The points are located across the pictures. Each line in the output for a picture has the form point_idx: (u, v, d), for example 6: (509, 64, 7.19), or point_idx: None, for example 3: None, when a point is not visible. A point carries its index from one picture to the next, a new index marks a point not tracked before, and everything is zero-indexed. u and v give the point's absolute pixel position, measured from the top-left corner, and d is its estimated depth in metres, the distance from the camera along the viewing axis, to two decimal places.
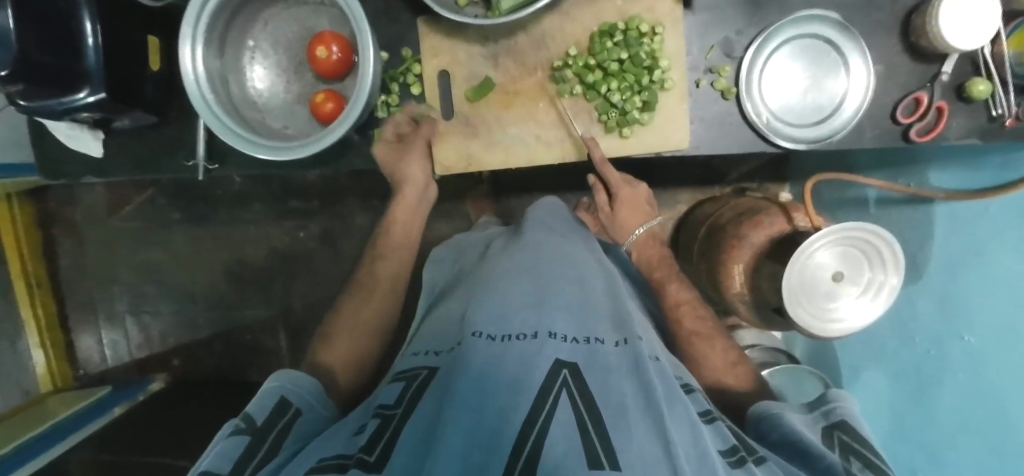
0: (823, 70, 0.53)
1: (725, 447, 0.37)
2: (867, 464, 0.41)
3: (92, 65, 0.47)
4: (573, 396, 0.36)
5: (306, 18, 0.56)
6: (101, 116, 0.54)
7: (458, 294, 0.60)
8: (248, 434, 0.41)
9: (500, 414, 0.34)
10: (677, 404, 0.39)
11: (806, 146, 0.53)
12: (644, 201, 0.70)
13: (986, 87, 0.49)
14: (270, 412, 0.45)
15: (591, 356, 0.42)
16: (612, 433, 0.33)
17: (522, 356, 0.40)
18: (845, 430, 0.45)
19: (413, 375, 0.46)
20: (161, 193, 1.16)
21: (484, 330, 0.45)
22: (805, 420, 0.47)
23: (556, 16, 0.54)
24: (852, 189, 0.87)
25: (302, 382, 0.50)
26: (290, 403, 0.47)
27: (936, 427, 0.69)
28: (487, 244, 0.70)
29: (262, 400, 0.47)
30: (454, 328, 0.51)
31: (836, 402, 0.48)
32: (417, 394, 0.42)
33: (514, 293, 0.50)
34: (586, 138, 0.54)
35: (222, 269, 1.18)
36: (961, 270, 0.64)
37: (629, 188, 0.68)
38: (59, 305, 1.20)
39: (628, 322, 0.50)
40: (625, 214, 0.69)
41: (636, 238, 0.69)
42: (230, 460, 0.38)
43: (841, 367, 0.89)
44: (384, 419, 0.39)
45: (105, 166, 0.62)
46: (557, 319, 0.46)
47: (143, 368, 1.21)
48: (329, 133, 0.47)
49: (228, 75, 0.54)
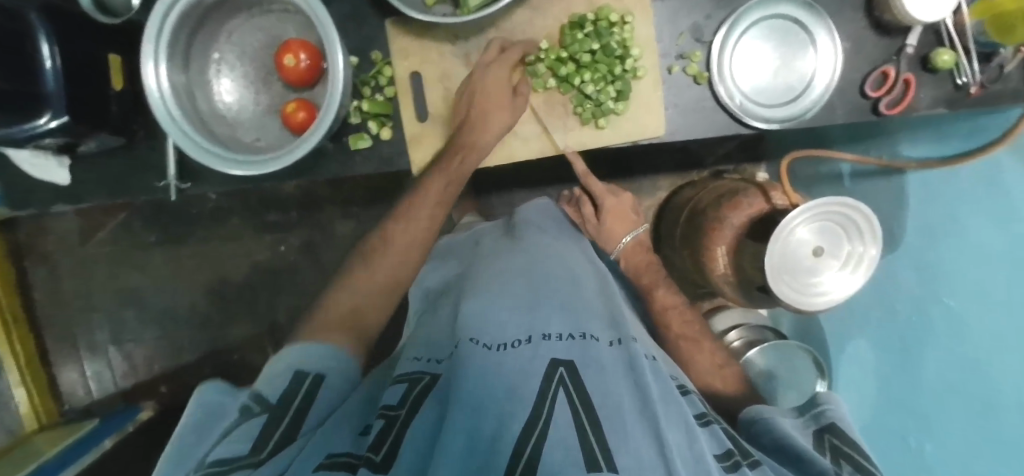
0: (791, 49, 0.54)
1: (720, 451, 0.37)
2: (857, 468, 0.40)
3: (52, 87, 0.45)
4: (571, 395, 0.37)
5: (272, 27, 0.55)
6: (66, 140, 0.52)
7: (452, 295, 0.60)
8: (265, 416, 0.39)
9: (500, 421, 0.34)
10: (672, 406, 0.39)
11: (778, 125, 0.53)
12: (630, 209, 0.72)
13: (950, 57, 0.51)
14: (286, 386, 0.43)
15: (585, 353, 0.42)
16: (609, 436, 0.33)
17: (518, 363, 0.40)
18: (835, 432, 0.45)
19: (415, 379, 0.44)
20: (135, 216, 1.13)
21: (480, 337, 0.44)
22: (795, 425, 0.47)
23: (526, 11, 0.54)
24: (825, 164, 0.88)
25: (314, 353, 0.47)
26: (309, 372, 0.45)
27: (925, 398, 0.68)
28: (478, 242, 0.71)
29: (275, 377, 0.44)
30: (447, 336, 0.51)
31: (826, 404, 0.49)
32: (419, 398, 0.41)
33: (508, 296, 0.50)
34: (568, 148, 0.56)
35: (204, 289, 1.16)
36: (939, 237, 0.67)
37: (614, 198, 0.70)
38: (38, 339, 1.17)
39: (622, 322, 0.50)
40: (611, 223, 0.71)
41: (624, 246, 0.70)
42: (245, 444, 0.36)
43: (828, 340, 0.91)
44: (388, 420, 0.38)
45: (73, 192, 0.61)
46: (551, 320, 0.46)
47: (130, 397, 1.19)
48: (302, 143, 0.46)
49: (194, 90, 0.52)
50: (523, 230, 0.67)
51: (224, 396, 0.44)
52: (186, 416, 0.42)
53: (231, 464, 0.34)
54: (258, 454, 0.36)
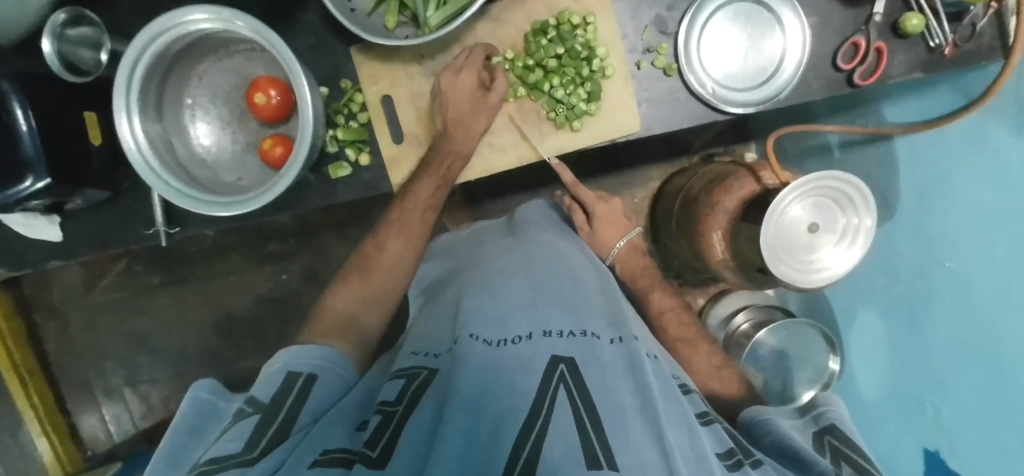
0: (759, 31, 0.54)
1: (723, 450, 0.37)
2: (858, 472, 0.40)
3: (31, 151, 0.46)
4: (571, 391, 0.37)
5: (240, 67, 0.55)
6: (52, 199, 0.53)
7: (451, 290, 0.59)
8: (257, 414, 0.39)
9: (498, 419, 0.33)
10: (674, 405, 0.39)
11: (754, 108, 0.53)
12: (621, 214, 0.71)
13: (919, 20, 0.50)
14: (279, 386, 0.43)
15: (585, 350, 0.42)
16: (611, 436, 0.33)
17: (518, 359, 0.40)
18: (834, 434, 0.45)
19: (412, 373, 0.45)
20: (136, 260, 1.14)
21: (480, 332, 0.44)
22: (796, 427, 0.46)
23: (489, 23, 0.54)
24: (814, 137, 0.88)
25: (309, 353, 0.47)
26: (300, 372, 0.45)
27: (932, 363, 0.67)
28: (483, 237, 0.70)
29: (269, 378, 0.44)
30: (448, 328, 0.51)
31: (826, 405, 0.48)
32: (419, 390, 0.41)
33: (508, 294, 0.50)
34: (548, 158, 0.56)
35: (211, 325, 1.17)
36: (936, 200, 0.64)
37: (604, 204, 0.70)
38: (55, 390, 1.18)
39: (623, 322, 0.50)
40: (603, 230, 0.70)
41: (618, 251, 0.70)
42: (241, 438, 0.36)
43: (835, 314, 0.91)
44: (386, 414, 0.38)
45: (66, 247, 0.61)
46: (551, 316, 0.46)
47: (150, 437, 1.20)
48: (280, 180, 0.46)
49: (171, 137, 0.53)
50: (520, 229, 0.66)
51: (220, 398, 0.44)
52: (180, 413, 0.43)
53: (225, 462, 0.33)
54: (252, 449, 0.36)
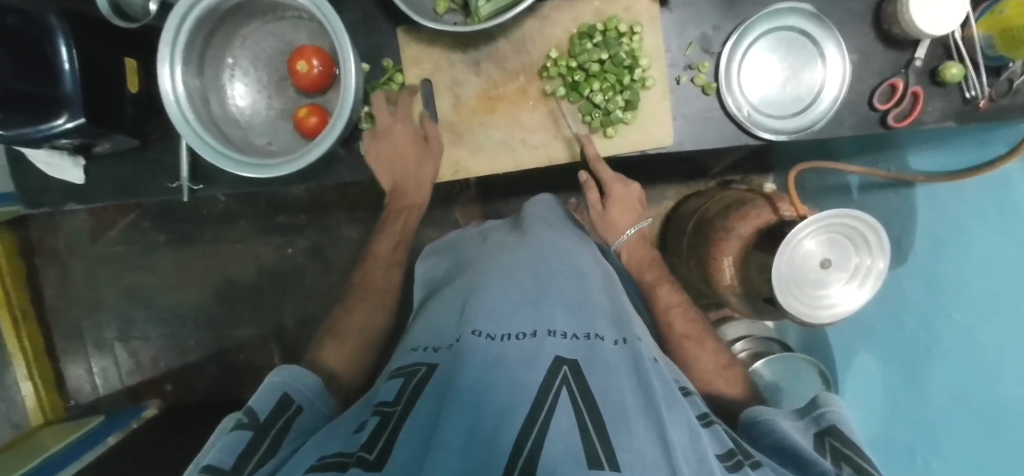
0: (800, 61, 0.54)
1: (723, 451, 0.37)
2: (858, 470, 0.38)
3: (69, 90, 0.47)
4: (573, 394, 0.35)
5: (285, 34, 0.56)
6: (81, 141, 0.53)
7: (455, 288, 0.58)
8: (249, 430, 0.39)
9: (500, 413, 0.33)
10: (676, 406, 0.39)
11: (787, 137, 0.54)
12: (635, 201, 0.68)
13: (959, 70, 0.51)
14: (274, 406, 0.44)
15: (589, 352, 0.41)
16: (613, 436, 0.32)
17: (522, 355, 0.39)
18: (835, 434, 0.43)
19: (412, 370, 0.44)
20: (145, 216, 1.14)
21: (483, 328, 0.43)
22: (795, 428, 0.45)
23: (536, 20, 0.55)
24: (834, 176, 0.87)
25: (303, 379, 0.49)
26: (293, 400, 0.46)
27: (927, 414, 0.67)
28: (486, 236, 0.69)
29: (265, 395, 0.45)
30: (453, 321, 0.49)
31: (829, 406, 0.46)
32: (416, 392, 0.40)
33: (513, 291, 0.49)
34: (579, 137, 0.55)
35: (211, 289, 1.16)
36: (946, 254, 0.64)
37: (622, 187, 0.67)
38: (47, 336, 1.18)
39: (626, 323, 0.49)
40: (616, 213, 0.68)
41: (626, 239, 0.68)
42: (233, 455, 0.36)
43: (833, 351, 0.87)
44: (384, 416, 0.38)
45: (87, 190, 0.62)
46: (556, 316, 0.45)
47: (135, 395, 1.19)
48: (313, 148, 0.47)
49: (208, 94, 0.53)
50: (528, 225, 0.65)
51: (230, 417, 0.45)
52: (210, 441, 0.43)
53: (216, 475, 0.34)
54: (240, 471, 0.35)
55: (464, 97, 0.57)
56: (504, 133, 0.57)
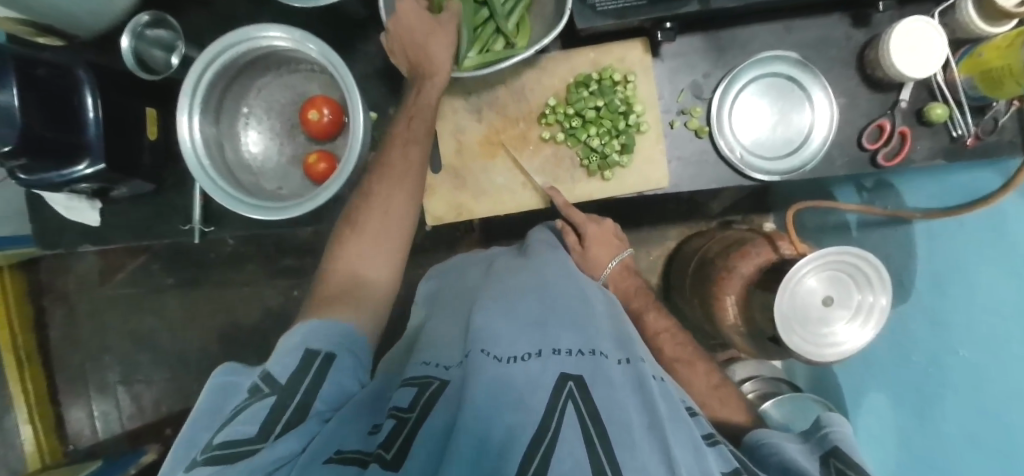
0: (789, 105, 0.57)
1: (728, 470, 0.36)
2: None
3: (92, 137, 0.50)
4: (580, 409, 0.34)
5: (297, 85, 0.59)
6: (100, 185, 0.56)
7: (458, 308, 0.58)
8: (273, 395, 0.37)
9: (507, 432, 0.32)
10: (681, 424, 0.38)
11: (780, 177, 0.55)
12: (612, 235, 0.70)
13: (943, 110, 0.53)
14: (296, 364, 0.41)
15: (594, 369, 0.40)
16: (619, 453, 0.31)
17: (527, 376, 0.38)
18: (839, 457, 0.40)
19: (424, 382, 0.41)
20: (154, 259, 1.16)
21: (491, 347, 0.42)
22: (800, 450, 0.43)
23: (535, 72, 0.58)
24: (831, 214, 0.88)
25: (328, 327, 0.45)
26: (318, 351, 0.42)
27: (942, 443, 0.64)
28: (492, 261, 0.69)
29: (287, 353, 0.42)
30: (456, 341, 0.49)
31: (831, 426, 0.44)
32: (431, 401, 0.38)
33: (518, 312, 0.49)
34: (546, 189, 0.57)
35: (216, 331, 1.17)
36: (953, 288, 0.64)
37: (595, 224, 0.69)
38: (49, 378, 1.18)
39: (631, 342, 0.48)
40: (596, 250, 0.69)
41: (610, 271, 0.69)
42: (255, 423, 0.35)
43: (843, 391, 0.85)
44: (400, 420, 0.36)
45: (102, 233, 0.64)
46: (561, 336, 0.45)
47: (134, 439, 1.18)
48: (323, 190, 0.48)
49: (223, 140, 0.56)
50: (532, 248, 0.66)
51: (237, 376, 0.41)
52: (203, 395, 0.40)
53: (237, 449, 0.32)
54: (263, 439, 0.34)
55: (467, 143, 0.59)
56: (507, 177, 0.59)
